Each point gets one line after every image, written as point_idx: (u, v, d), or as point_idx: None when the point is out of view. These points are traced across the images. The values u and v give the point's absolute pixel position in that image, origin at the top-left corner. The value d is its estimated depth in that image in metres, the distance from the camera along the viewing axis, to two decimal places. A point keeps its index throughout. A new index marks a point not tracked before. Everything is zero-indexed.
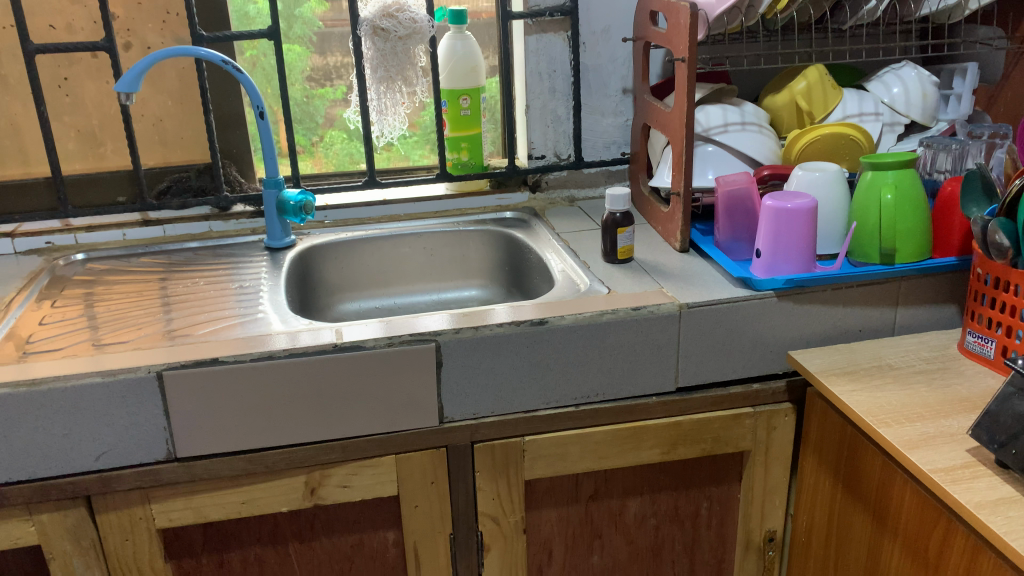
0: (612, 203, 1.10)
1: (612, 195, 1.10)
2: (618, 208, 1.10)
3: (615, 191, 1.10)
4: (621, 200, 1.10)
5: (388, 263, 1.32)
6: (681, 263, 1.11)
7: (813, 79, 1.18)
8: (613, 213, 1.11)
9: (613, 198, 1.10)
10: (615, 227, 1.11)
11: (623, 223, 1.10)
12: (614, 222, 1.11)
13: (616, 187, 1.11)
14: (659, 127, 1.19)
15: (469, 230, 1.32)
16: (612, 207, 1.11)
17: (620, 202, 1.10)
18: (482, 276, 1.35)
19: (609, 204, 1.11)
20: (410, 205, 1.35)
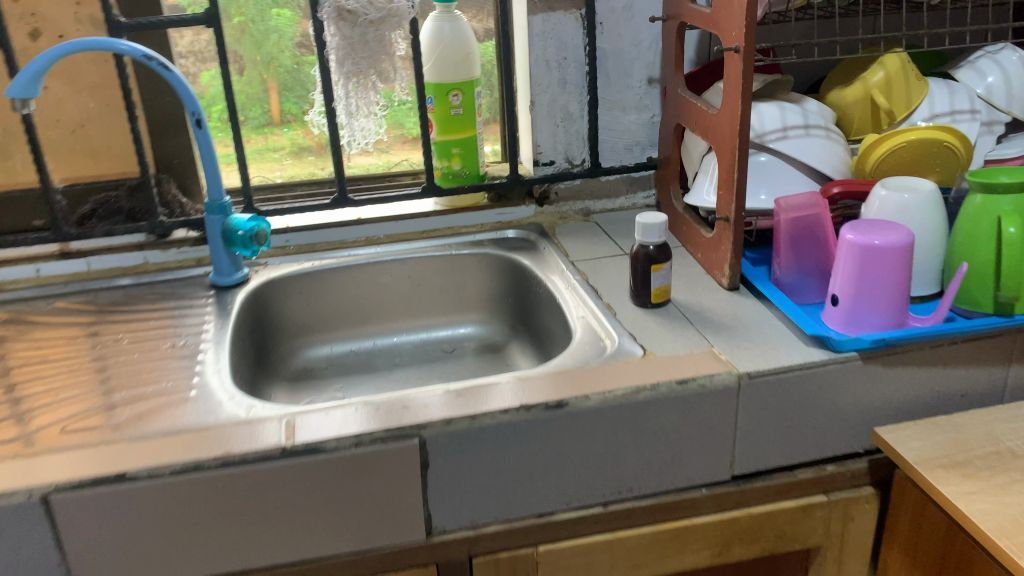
0: (644, 235, 0.87)
1: (644, 225, 0.86)
2: (652, 242, 0.87)
3: (648, 220, 0.86)
4: (655, 232, 0.86)
5: (366, 297, 1.08)
6: (732, 308, 0.88)
7: (893, 70, 0.94)
8: (646, 246, 0.87)
9: (645, 229, 0.86)
10: (648, 265, 0.87)
11: (658, 259, 0.87)
12: (647, 259, 0.87)
13: (648, 213, 0.88)
14: (700, 132, 0.95)
15: (463, 256, 1.09)
16: (644, 239, 0.87)
17: (655, 234, 0.86)
18: (480, 310, 1.11)
19: (640, 236, 0.87)
20: (391, 224, 1.11)
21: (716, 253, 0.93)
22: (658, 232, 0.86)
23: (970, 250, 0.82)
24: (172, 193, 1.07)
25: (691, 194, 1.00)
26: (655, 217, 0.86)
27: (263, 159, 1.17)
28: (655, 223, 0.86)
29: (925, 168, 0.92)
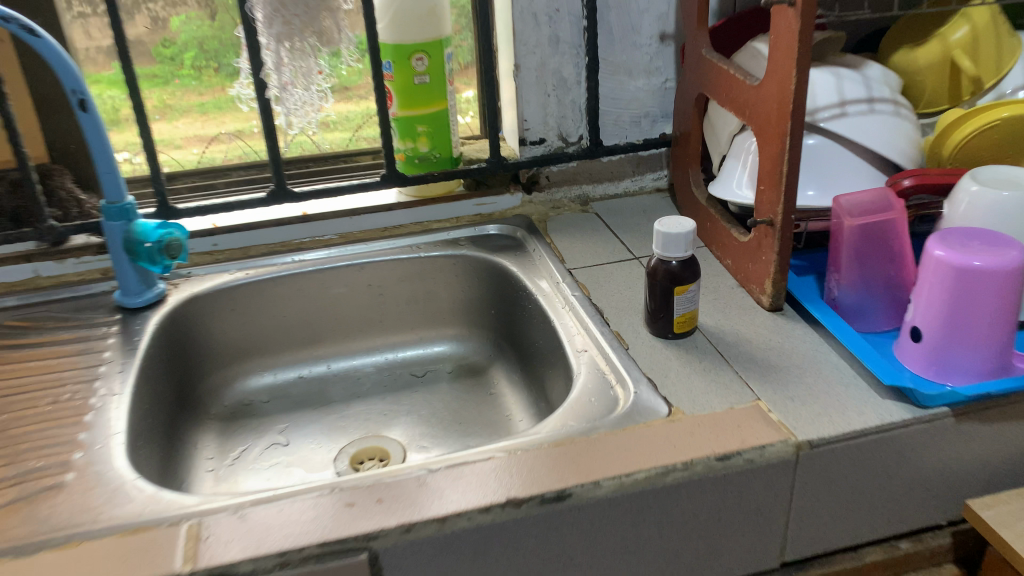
0: (665, 248, 0.66)
1: (666, 236, 0.66)
2: (676, 257, 0.67)
3: (672, 229, 0.65)
4: (681, 245, 0.66)
5: (315, 311, 0.88)
6: (776, 339, 0.69)
7: (981, 23, 0.73)
8: (668, 262, 0.67)
9: (667, 240, 0.66)
10: (670, 286, 0.67)
11: (684, 278, 0.67)
12: (669, 277, 0.67)
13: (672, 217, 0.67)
14: (733, 107, 0.74)
15: (433, 259, 0.88)
16: (666, 253, 0.67)
17: (680, 247, 0.66)
18: (456, 324, 0.91)
19: (660, 249, 0.67)
20: (344, 220, 0.90)
21: (755, 264, 0.73)
22: (684, 244, 0.66)
23: None
24: (67, 188, 0.86)
25: (718, 184, 0.80)
26: (681, 225, 0.66)
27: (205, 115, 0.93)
28: (681, 233, 0.66)
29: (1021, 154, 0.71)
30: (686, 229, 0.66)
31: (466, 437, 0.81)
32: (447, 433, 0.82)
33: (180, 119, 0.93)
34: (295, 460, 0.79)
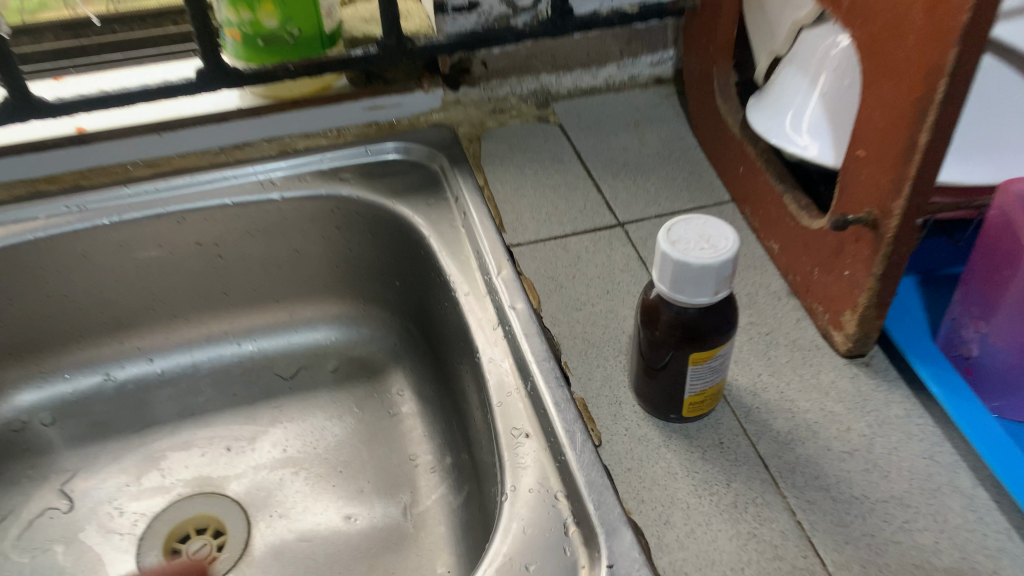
0: (678, 287, 0.35)
1: (681, 267, 0.34)
2: (697, 303, 0.35)
3: (693, 260, 0.33)
4: (709, 285, 0.34)
5: (117, 286, 0.56)
6: (861, 427, 0.39)
7: None
8: (680, 307, 0.36)
9: (681, 275, 0.34)
10: (683, 350, 0.36)
11: (714, 338, 0.36)
12: (682, 333, 0.36)
13: (699, 219, 0.35)
14: None
15: (298, 204, 0.56)
16: (678, 295, 0.35)
17: (707, 289, 0.34)
18: (342, 300, 0.61)
19: (666, 285, 0.35)
20: (151, 139, 0.56)
21: (825, 277, 0.42)
22: (716, 283, 0.34)
23: None
24: None
25: (767, 119, 0.47)
26: (712, 244, 0.34)
27: None
28: (710, 266, 0.33)
29: None
30: (720, 257, 0.33)
31: (353, 497, 0.53)
32: (323, 488, 0.54)
33: None
34: (83, 542, 0.51)
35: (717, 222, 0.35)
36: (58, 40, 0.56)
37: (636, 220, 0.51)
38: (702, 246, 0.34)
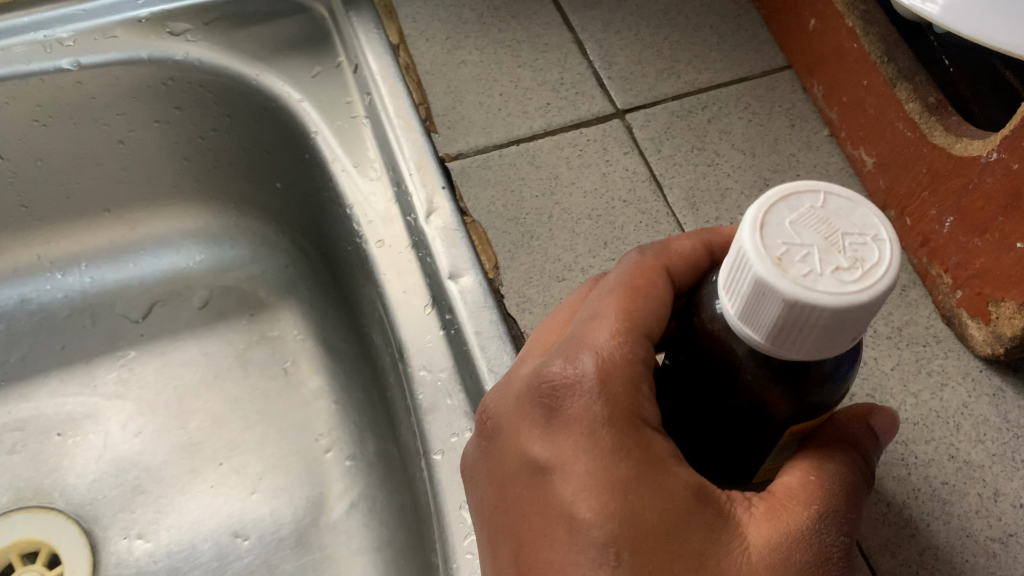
0: (779, 344, 0.16)
1: (804, 319, 0.16)
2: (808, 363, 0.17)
3: (832, 304, 0.15)
4: (845, 339, 0.16)
5: None
6: (1015, 493, 0.25)
7: None
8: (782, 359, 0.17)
9: (796, 330, 0.16)
10: (778, 427, 0.18)
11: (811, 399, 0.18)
12: (784, 401, 0.18)
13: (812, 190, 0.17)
14: None
15: (107, 78, 0.36)
16: (775, 353, 0.17)
17: (840, 346, 0.16)
18: (209, 209, 0.43)
19: (749, 333, 0.17)
20: None
21: (968, 238, 0.26)
22: (858, 331, 0.16)
23: None
24: None
25: None
26: (858, 261, 0.16)
27: None
28: (865, 314, 0.16)
29: None
30: (876, 291, 0.16)
31: (241, 504, 0.38)
32: (197, 493, 0.38)
33: None
34: None
35: (848, 195, 0.17)
36: None
37: (644, 107, 0.34)
38: (837, 262, 0.16)
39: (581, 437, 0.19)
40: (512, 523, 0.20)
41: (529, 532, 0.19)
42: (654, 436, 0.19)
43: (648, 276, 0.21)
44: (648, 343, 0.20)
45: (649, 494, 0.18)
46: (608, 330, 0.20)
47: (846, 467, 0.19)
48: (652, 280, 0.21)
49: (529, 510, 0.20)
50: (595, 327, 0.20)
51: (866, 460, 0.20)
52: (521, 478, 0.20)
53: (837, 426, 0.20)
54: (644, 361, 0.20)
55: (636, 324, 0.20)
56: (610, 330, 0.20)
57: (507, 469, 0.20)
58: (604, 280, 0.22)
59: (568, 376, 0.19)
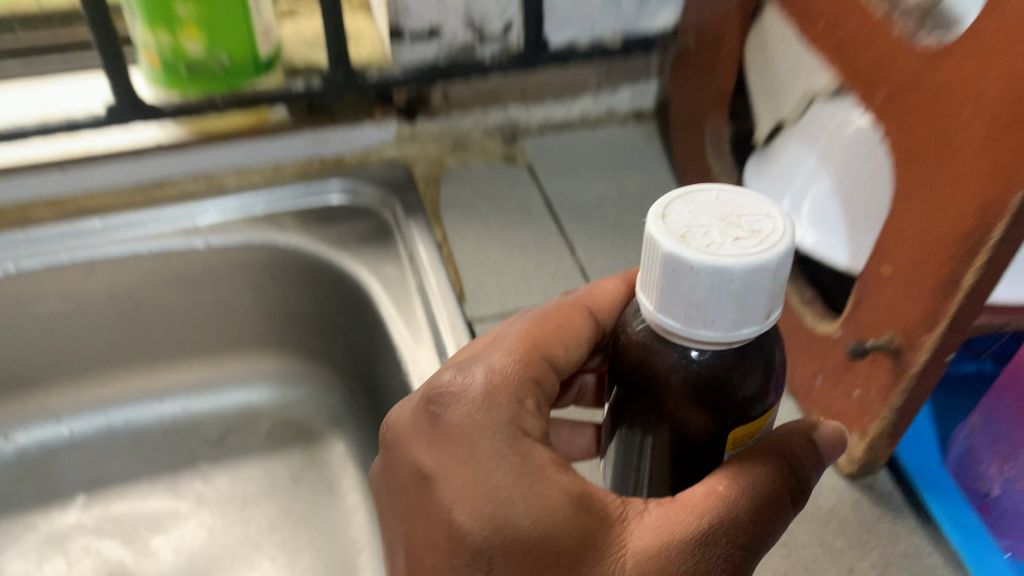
0: (712, 317, 0.22)
1: (721, 275, 0.21)
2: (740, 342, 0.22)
3: (737, 264, 0.21)
4: (758, 304, 0.22)
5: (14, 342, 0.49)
6: (864, 570, 0.35)
7: None
8: (688, 357, 0.23)
9: (718, 294, 0.21)
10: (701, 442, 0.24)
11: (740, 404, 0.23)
12: (705, 421, 0.23)
13: (704, 196, 0.23)
14: (839, 68, 0.34)
15: (228, 255, 0.49)
16: (706, 330, 0.22)
17: (760, 314, 0.22)
18: (282, 357, 0.55)
19: (680, 315, 0.22)
20: (49, 176, 0.48)
21: (830, 388, 0.37)
22: (770, 299, 0.22)
23: None
24: None
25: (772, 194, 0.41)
26: (752, 232, 0.22)
27: None
28: (765, 264, 0.21)
29: None
30: (772, 250, 0.21)
31: None
32: None
33: None
34: None
35: (732, 194, 0.23)
36: None
37: None
38: (735, 235, 0.22)
39: (466, 443, 0.25)
40: (409, 517, 0.26)
41: (420, 529, 0.25)
42: (533, 440, 0.25)
43: (539, 335, 0.28)
44: (541, 363, 0.27)
45: (527, 485, 0.24)
46: (504, 356, 0.27)
47: (769, 473, 0.24)
48: (572, 314, 0.29)
49: (418, 512, 0.25)
50: (481, 360, 0.27)
51: (791, 480, 0.25)
52: (412, 482, 0.26)
53: (763, 449, 0.25)
54: (530, 379, 0.27)
55: (533, 346, 0.28)
56: (499, 364, 0.27)
57: (404, 477, 0.26)
58: (496, 333, 0.29)
59: (457, 392, 0.26)
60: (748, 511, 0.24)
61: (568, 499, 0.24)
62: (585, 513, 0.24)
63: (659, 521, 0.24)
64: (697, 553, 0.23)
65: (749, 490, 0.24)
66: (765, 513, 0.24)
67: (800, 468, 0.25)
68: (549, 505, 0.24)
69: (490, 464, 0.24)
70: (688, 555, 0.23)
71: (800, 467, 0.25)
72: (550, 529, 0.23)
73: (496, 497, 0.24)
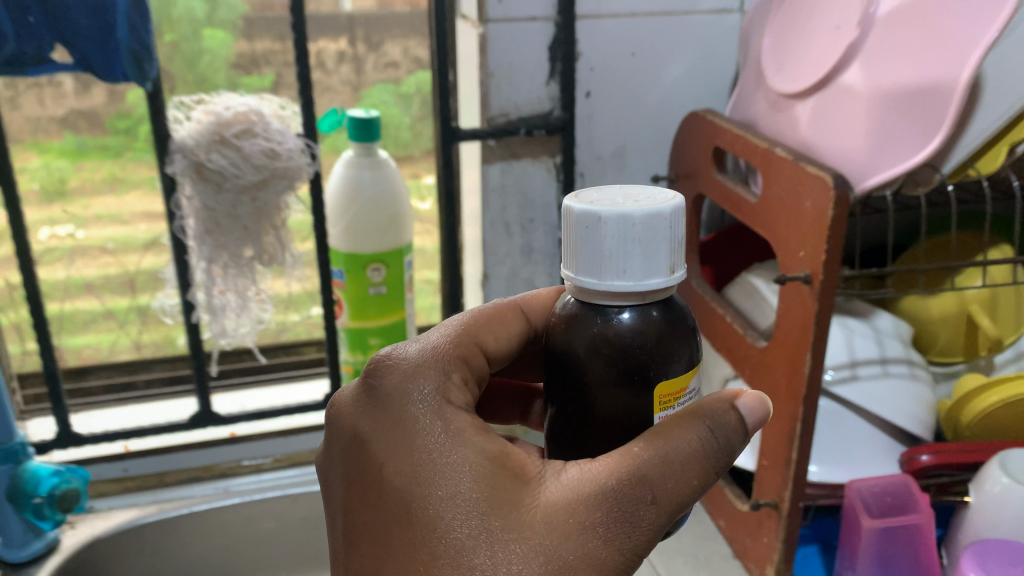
0: (625, 267, 0.34)
1: (623, 225, 0.34)
2: (647, 288, 0.35)
3: (640, 213, 0.34)
4: (656, 253, 0.35)
5: (235, 546, 0.76)
6: None
7: (1002, 281, 0.65)
8: (615, 318, 0.35)
9: (625, 246, 0.34)
10: (602, 398, 0.36)
11: (646, 347, 0.35)
12: (611, 385, 0.36)
13: (612, 193, 0.37)
14: (730, 358, 0.65)
15: None
16: (618, 278, 0.35)
17: (654, 260, 0.35)
18: None
19: (600, 270, 0.35)
20: (277, 440, 0.79)
21: (753, 541, 0.63)
22: (661, 249, 0.35)
23: None
24: None
25: None
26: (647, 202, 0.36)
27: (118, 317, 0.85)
28: (656, 217, 0.35)
29: None
30: (662, 209, 0.35)
31: None
32: None
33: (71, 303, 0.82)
34: None
35: (635, 193, 0.38)
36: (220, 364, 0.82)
37: None
38: (636, 204, 0.36)
39: (400, 419, 0.39)
40: (352, 470, 0.39)
41: (366, 476, 0.38)
42: (453, 409, 0.39)
43: (467, 327, 0.44)
44: (473, 342, 0.44)
45: (452, 446, 0.37)
46: (438, 350, 0.42)
47: (683, 435, 0.36)
48: (507, 313, 0.46)
49: (357, 462, 0.39)
50: (412, 355, 0.41)
51: (707, 452, 0.36)
52: (353, 444, 0.40)
53: (686, 421, 0.36)
54: (460, 360, 0.42)
55: (471, 331, 0.44)
56: (429, 359, 0.41)
57: (344, 434, 0.40)
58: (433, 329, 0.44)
59: (392, 375, 0.40)
60: (657, 475, 0.35)
61: (482, 453, 0.37)
62: (496, 463, 0.37)
63: (577, 474, 0.36)
64: (601, 501, 0.35)
65: (663, 458, 0.35)
66: (673, 477, 0.36)
67: (721, 445, 0.37)
68: (465, 462, 0.37)
69: (423, 437, 0.38)
70: (592, 501, 0.35)
71: (720, 446, 0.37)
72: (472, 475, 0.37)
73: (426, 463, 0.37)
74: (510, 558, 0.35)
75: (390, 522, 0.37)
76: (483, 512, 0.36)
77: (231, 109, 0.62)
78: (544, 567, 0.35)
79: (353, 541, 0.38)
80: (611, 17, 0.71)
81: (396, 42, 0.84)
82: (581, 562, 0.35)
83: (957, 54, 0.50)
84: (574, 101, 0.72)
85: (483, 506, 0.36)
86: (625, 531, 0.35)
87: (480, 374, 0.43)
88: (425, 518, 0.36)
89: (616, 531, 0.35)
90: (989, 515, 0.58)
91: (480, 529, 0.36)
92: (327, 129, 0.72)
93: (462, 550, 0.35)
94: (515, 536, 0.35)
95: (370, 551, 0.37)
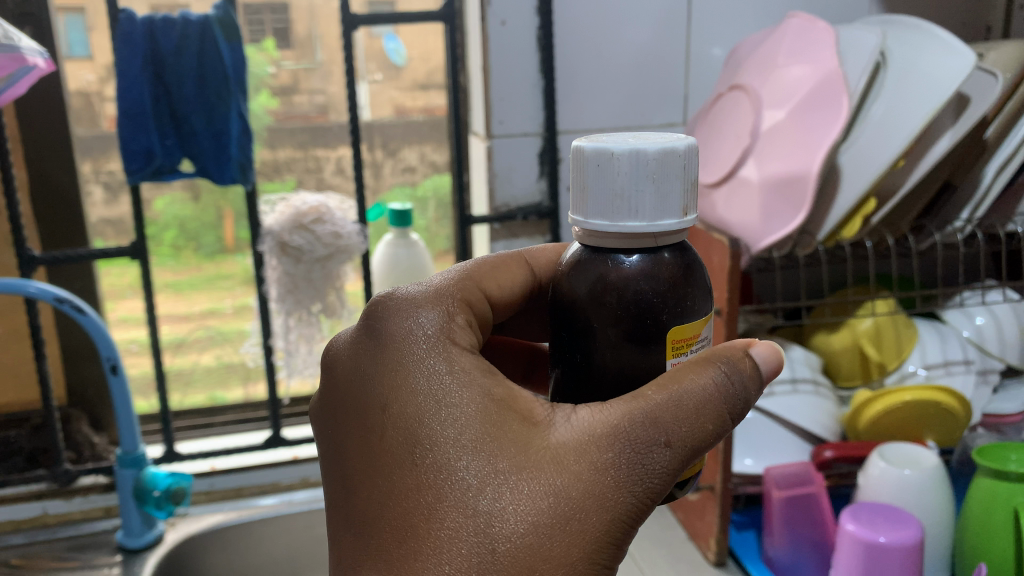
0: (638, 208, 0.39)
1: (635, 165, 0.39)
2: (660, 229, 0.39)
3: (655, 146, 0.39)
4: (669, 194, 0.39)
5: (298, 548, 0.93)
6: None
7: (882, 317, 0.86)
8: (625, 261, 0.40)
9: (637, 186, 0.39)
10: (611, 342, 0.41)
11: (656, 277, 0.40)
12: (621, 326, 0.40)
13: (620, 137, 0.42)
14: None
15: None
16: (631, 218, 0.39)
17: (666, 201, 0.39)
18: None
19: (614, 212, 0.39)
20: None
21: (703, 521, 0.82)
22: (674, 187, 0.39)
23: (980, 533, 0.72)
24: (82, 433, 0.94)
25: None
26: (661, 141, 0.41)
27: (218, 375, 1.13)
28: (670, 153, 0.39)
29: (922, 427, 0.84)
30: (677, 149, 0.40)
31: None
32: None
33: (174, 362, 1.12)
34: None
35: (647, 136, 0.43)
36: (292, 407, 1.05)
37: None
38: (646, 141, 0.41)
39: (412, 367, 0.43)
40: (357, 413, 0.45)
41: (376, 412, 0.44)
42: (463, 358, 0.43)
43: (470, 277, 0.50)
44: (479, 298, 0.50)
45: (461, 388, 0.42)
46: (450, 302, 0.47)
47: (707, 385, 0.41)
48: (516, 268, 0.54)
49: (369, 408, 0.44)
50: (421, 307, 0.46)
51: (723, 396, 0.41)
52: (363, 391, 0.45)
53: (700, 367, 0.41)
54: (462, 312, 0.47)
55: (484, 286, 0.51)
56: (438, 311, 0.46)
57: (351, 380, 0.46)
58: (435, 279, 0.49)
59: (401, 321, 0.45)
60: (669, 417, 0.40)
61: (488, 398, 0.42)
62: (503, 409, 0.42)
63: (587, 418, 0.41)
64: (615, 442, 0.40)
65: (675, 401, 0.40)
66: (687, 422, 0.40)
67: (736, 390, 0.42)
68: (476, 408, 0.42)
69: (437, 386, 0.43)
70: (603, 444, 0.40)
71: (733, 390, 0.41)
72: (481, 416, 0.42)
73: (440, 410, 0.42)
74: (521, 497, 0.40)
75: (403, 464, 0.42)
76: (494, 454, 0.41)
77: (307, 202, 0.86)
78: (551, 504, 0.40)
79: (358, 477, 0.44)
80: (585, 130, 0.95)
81: (412, 149, 1.09)
82: (583, 495, 0.40)
83: (807, 153, 0.72)
84: (558, 193, 0.96)
85: (492, 448, 0.41)
86: (633, 472, 0.40)
87: (481, 318, 0.49)
88: (438, 459, 0.41)
89: (624, 469, 0.40)
90: (871, 492, 0.76)
91: (491, 470, 0.40)
92: (375, 218, 0.95)
93: (474, 489, 0.40)
94: (525, 477, 0.40)
95: (380, 489, 0.42)
